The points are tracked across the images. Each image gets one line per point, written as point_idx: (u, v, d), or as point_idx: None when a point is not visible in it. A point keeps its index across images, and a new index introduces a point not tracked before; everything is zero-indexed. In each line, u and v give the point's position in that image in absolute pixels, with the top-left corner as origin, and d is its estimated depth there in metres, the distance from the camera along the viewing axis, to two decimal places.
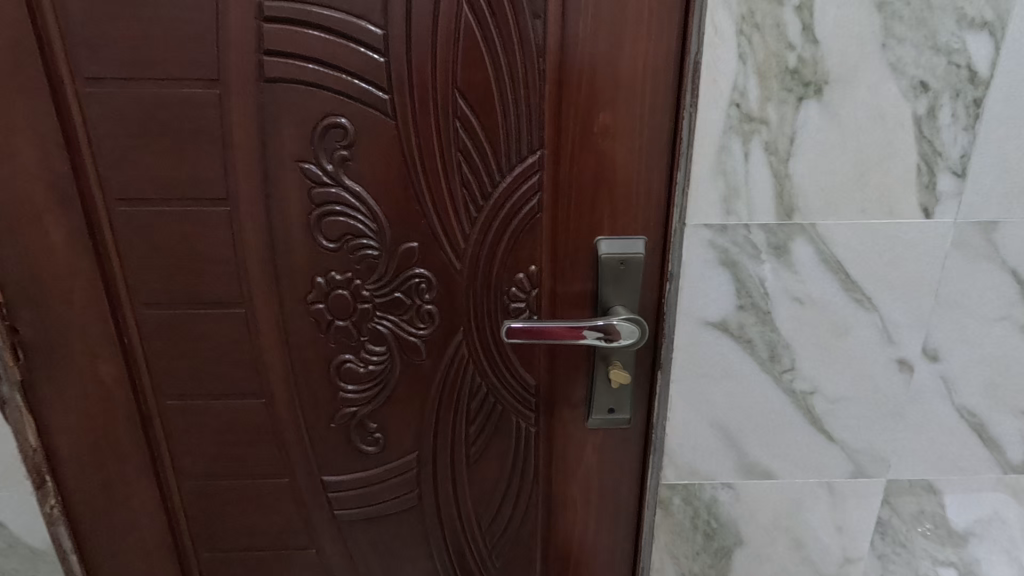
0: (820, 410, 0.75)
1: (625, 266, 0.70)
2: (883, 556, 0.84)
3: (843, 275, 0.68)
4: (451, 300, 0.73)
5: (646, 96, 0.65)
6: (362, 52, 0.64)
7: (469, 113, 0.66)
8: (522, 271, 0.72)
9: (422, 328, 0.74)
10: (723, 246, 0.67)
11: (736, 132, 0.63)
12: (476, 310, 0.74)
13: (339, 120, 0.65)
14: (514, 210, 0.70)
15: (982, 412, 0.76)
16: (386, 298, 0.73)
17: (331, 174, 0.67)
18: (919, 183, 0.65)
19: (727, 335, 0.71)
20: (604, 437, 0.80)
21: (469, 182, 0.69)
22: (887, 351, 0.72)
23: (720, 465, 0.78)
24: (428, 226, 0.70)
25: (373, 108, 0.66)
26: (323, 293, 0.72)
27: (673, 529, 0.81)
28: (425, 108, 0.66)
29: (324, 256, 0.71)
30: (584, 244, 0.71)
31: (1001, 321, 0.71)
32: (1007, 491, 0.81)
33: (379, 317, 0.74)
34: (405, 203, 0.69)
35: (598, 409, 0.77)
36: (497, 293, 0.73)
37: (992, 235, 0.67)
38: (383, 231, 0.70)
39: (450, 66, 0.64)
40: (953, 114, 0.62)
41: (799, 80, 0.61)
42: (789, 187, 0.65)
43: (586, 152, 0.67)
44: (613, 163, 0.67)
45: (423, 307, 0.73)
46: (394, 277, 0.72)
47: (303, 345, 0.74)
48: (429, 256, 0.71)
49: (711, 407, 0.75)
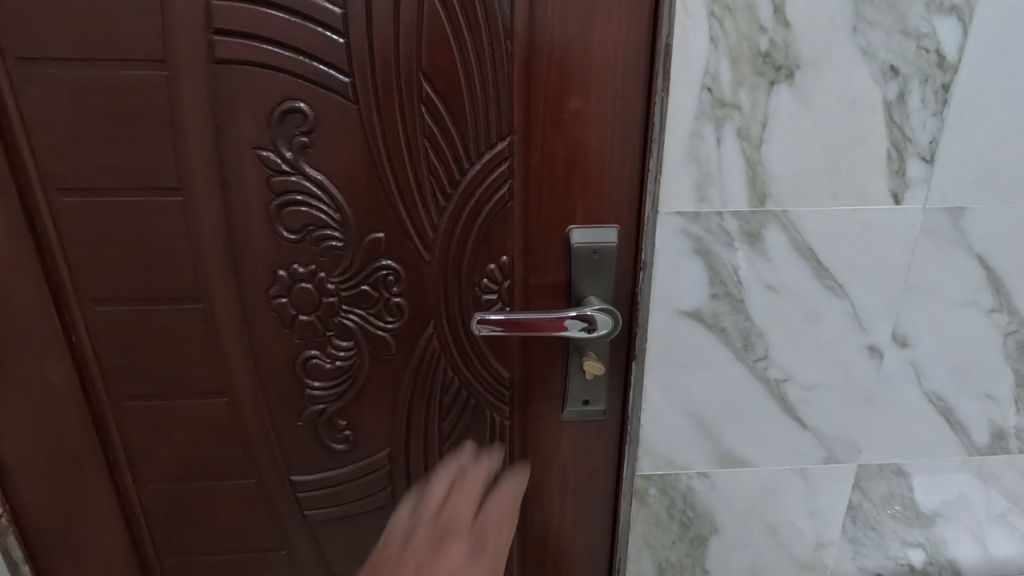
0: (793, 398, 0.75)
1: (598, 256, 0.69)
2: (854, 539, 0.85)
3: (814, 262, 0.68)
4: (421, 293, 0.71)
5: (618, 80, 0.63)
6: (320, 32, 0.60)
7: (435, 97, 0.63)
8: (494, 261, 0.70)
9: (391, 322, 0.71)
10: (697, 234, 0.66)
11: (709, 117, 0.61)
12: (446, 303, 0.72)
13: (297, 105, 0.62)
14: (484, 198, 0.67)
15: (949, 396, 0.77)
16: (352, 291, 0.69)
17: (291, 162, 0.64)
18: (889, 169, 0.65)
19: (701, 324, 0.70)
20: (580, 429, 0.79)
21: (437, 169, 0.66)
22: (858, 338, 0.72)
23: (695, 455, 0.77)
24: (394, 216, 0.67)
25: (333, 91, 0.62)
26: (285, 287, 0.69)
27: (649, 520, 0.81)
28: (389, 91, 0.62)
29: (286, 248, 0.67)
30: (556, 233, 0.69)
31: (968, 306, 0.72)
32: (972, 473, 0.83)
33: (345, 311, 0.70)
34: (369, 192, 0.66)
35: (573, 400, 0.76)
36: (467, 284, 0.71)
37: (959, 221, 0.67)
38: (348, 221, 0.67)
39: (415, 47, 0.61)
40: (922, 99, 0.62)
41: (771, 64, 0.60)
42: (762, 173, 0.64)
43: (557, 138, 0.65)
44: (585, 149, 0.65)
45: (391, 300, 0.70)
46: (361, 269, 0.69)
47: (267, 341, 0.71)
48: (396, 247, 0.68)
49: (686, 397, 0.74)
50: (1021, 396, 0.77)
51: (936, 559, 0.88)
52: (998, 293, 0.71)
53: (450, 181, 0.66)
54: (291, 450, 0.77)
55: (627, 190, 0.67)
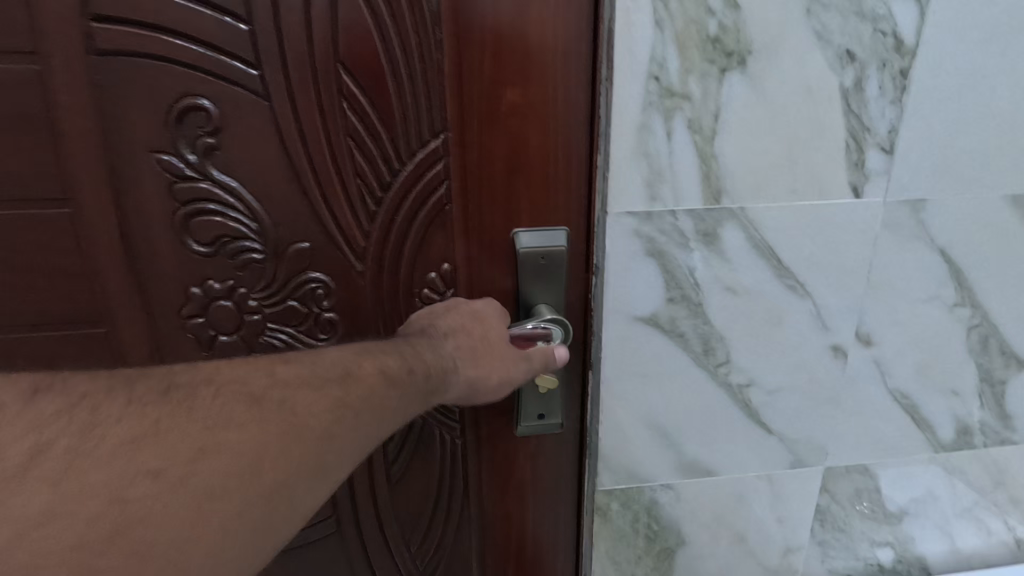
0: (757, 403, 0.71)
1: (546, 261, 0.63)
2: (823, 543, 0.83)
3: (774, 260, 0.64)
4: (355, 307, 0.64)
5: (559, 68, 0.57)
6: (219, 19, 0.53)
7: (357, 90, 0.56)
8: (434, 270, 0.64)
9: (324, 339, 0.65)
10: (649, 236, 0.61)
11: (657, 109, 0.57)
12: (384, 317, 0.65)
13: (199, 102, 0.55)
14: (419, 202, 0.61)
15: (914, 394, 0.74)
16: (277, 307, 0.63)
17: (196, 167, 0.57)
18: (848, 161, 0.61)
19: (658, 330, 0.66)
20: (536, 444, 0.74)
21: (364, 170, 0.59)
22: (821, 338, 0.69)
23: (658, 467, 0.73)
24: (320, 224, 0.61)
25: (240, 86, 0.55)
26: (200, 306, 0.62)
27: (613, 535, 0.77)
28: (303, 84, 0.55)
29: (198, 263, 0.60)
30: (501, 237, 0.63)
31: (931, 301, 0.69)
32: (939, 469, 0.81)
33: (271, 329, 0.64)
34: (289, 197, 0.59)
35: (527, 416, 0.70)
36: (406, 296, 0.65)
37: (920, 214, 0.64)
38: (267, 230, 0.60)
39: (330, 34, 0.54)
40: (880, 86, 0.58)
41: (721, 50, 0.55)
42: (716, 168, 0.59)
43: (496, 134, 0.59)
44: (527, 145, 0.59)
45: (322, 315, 0.64)
46: (285, 283, 0.62)
47: (184, 365, 0.64)
48: (324, 257, 0.62)
49: (646, 408, 0.70)
50: (984, 390, 0.76)
51: (904, 557, 0.86)
52: (960, 287, 0.69)
53: (380, 184, 0.60)
54: None
55: (577, 188, 0.62)
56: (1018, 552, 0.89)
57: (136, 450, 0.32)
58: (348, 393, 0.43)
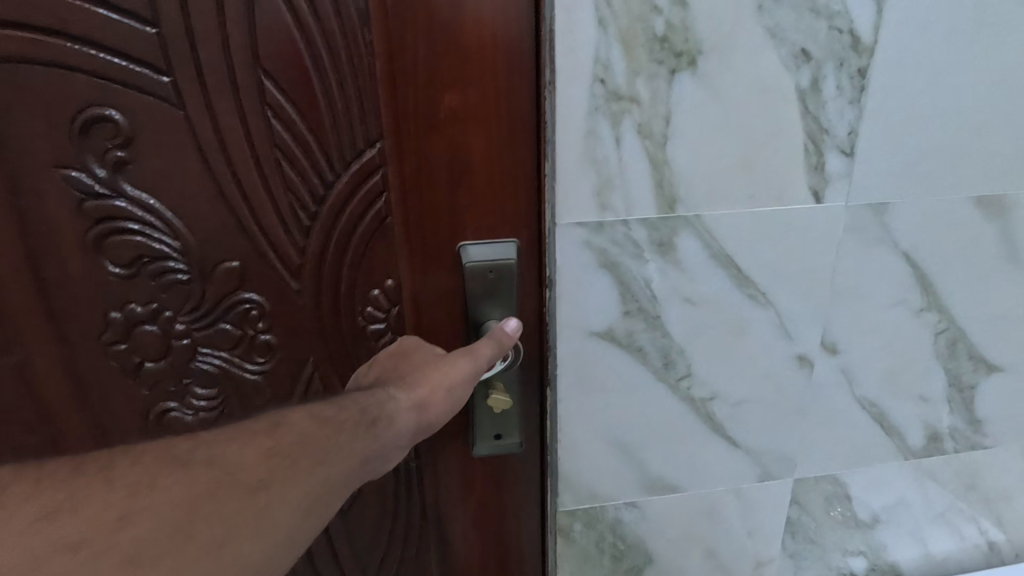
0: (721, 416, 0.69)
1: (495, 275, 0.59)
2: (795, 554, 0.80)
3: (733, 269, 0.61)
4: (293, 327, 0.60)
5: (503, 69, 0.52)
6: (120, 20, 0.48)
7: (281, 95, 0.52)
8: (377, 286, 0.60)
9: (261, 363, 0.60)
10: (601, 246, 0.58)
11: (604, 113, 0.53)
12: (326, 339, 0.61)
13: (106, 113, 0.50)
14: (357, 215, 0.57)
15: (882, 401, 0.72)
16: (208, 330, 0.58)
17: (107, 183, 0.52)
18: (808, 165, 0.58)
19: (615, 344, 0.63)
20: (496, 464, 0.70)
21: (294, 182, 0.55)
22: (785, 348, 0.66)
23: (621, 485, 0.70)
24: (249, 240, 0.56)
25: (150, 94, 0.50)
26: (123, 331, 0.57)
27: (577, 556, 0.74)
28: (220, 90, 0.51)
29: (115, 286, 0.56)
30: (448, 250, 0.59)
31: (897, 307, 0.67)
32: (910, 476, 0.79)
33: (202, 354, 0.59)
34: (214, 213, 0.55)
35: (482, 436, 0.66)
36: (349, 315, 0.60)
37: (883, 218, 0.62)
38: (190, 249, 0.55)
39: (245, 35, 0.49)
40: (838, 86, 0.55)
41: (669, 50, 0.52)
42: (668, 175, 0.56)
43: (437, 141, 0.54)
44: (472, 153, 0.55)
45: (258, 338, 0.59)
46: (215, 305, 0.57)
47: (110, 394, 0.60)
48: (256, 276, 0.57)
49: (606, 424, 0.67)
50: (953, 395, 0.74)
51: (877, 565, 0.85)
52: (926, 292, 0.67)
53: (314, 196, 0.55)
54: None
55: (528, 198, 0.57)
56: (992, 555, 0.88)
57: (57, 517, 0.29)
58: (280, 440, 0.39)
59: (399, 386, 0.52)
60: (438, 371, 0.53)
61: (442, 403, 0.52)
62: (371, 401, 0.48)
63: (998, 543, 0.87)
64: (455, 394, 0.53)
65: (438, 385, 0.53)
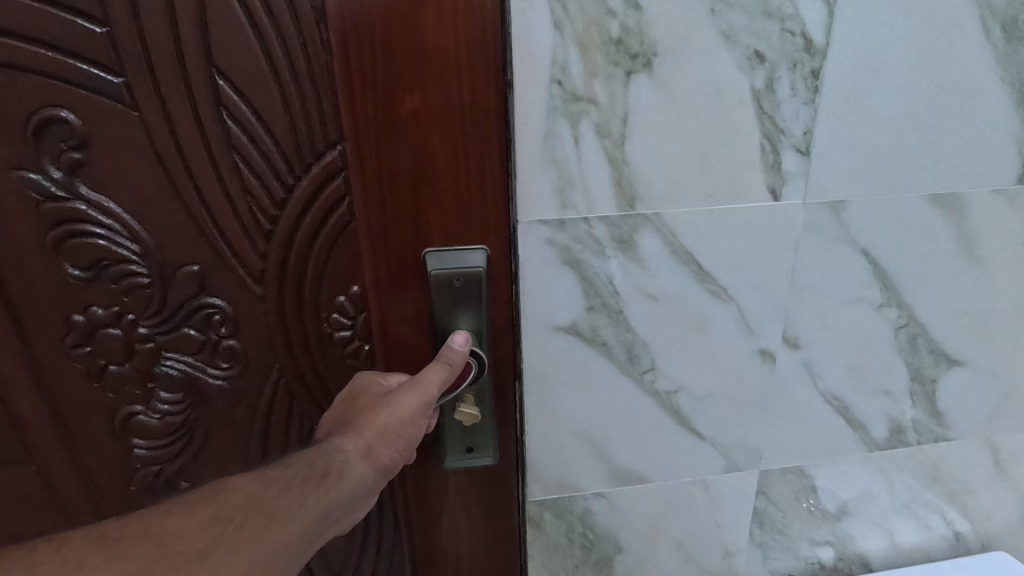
0: (685, 408, 0.70)
1: (458, 283, 0.58)
2: (762, 545, 0.82)
3: (694, 265, 0.63)
4: (256, 331, 0.61)
5: (460, 73, 0.51)
6: (74, 21, 0.50)
7: (241, 102, 0.53)
8: (342, 292, 0.61)
9: (225, 367, 0.62)
10: (563, 244, 0.60)
11: (563, 114, 0.55)
12: (289, 342, 0.62)
13: (59, 113, 0.52)
14: (316, 222, 0.58)
15: (846, 394, 0.74)
16: (169, 333, 0.60)
17: (64, 185, 0.54)
18: (765, 164, 0.60)
19: (580, 339, 0.64)
20: (469, 474, 0.69)
21: (255, 189, 0.56)
22: (748, 343, 0.68)
23: (589, 476, 0.72)
24: (212, 245, 0.58)
25: (107, 98, 0.52)
26: (85, 333, 0.59)
27: (548, 546, 0.76)
28: (178, 96, 0.52)
29: (78, 288, 0.58)
30: (411, 257, 0.58)
31: (857, 303, 0.68)
32: (875, 468, 0.81)
33: (165, 357, 0.61)
34: (174, 220, 0.56)
35: (454, 450, 0.65)
36: (311, 319, 0.62)
37: (840, 216, 0.63)
38: (151, 253, 0.57)
39: (200, 41, 0.51)
40: (792, 86, 0.57)
41: (625, 52, 0.53)
42: (628, 174, 0.58)
43: (394, 144, 0.54)
44: (430, 157, 0.54)
45: (220, 342, 0.61)
46: (178, 310, 0.59)
47: (76, 395, 0.62)
48: (218, 281, 0.59)
49: (573, 417, 0.68)
50: (916, 389, 0.75)
51: (845, 554, 0.87)
52: (885, 288, 0.68)
53: (275, 202, 0.57)
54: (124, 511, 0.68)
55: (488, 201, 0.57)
56: (959, 545, 0.90)
57: None
58: (221, 507, 0.40)
59: (350, 433, 0.52)
60: (389, 409, 0.53)
61: (396, 442, 0.52)
62: (318, 457, 0.48)
63: (965, 533, 0.89)
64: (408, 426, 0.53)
65: (388, 426, 0.52)
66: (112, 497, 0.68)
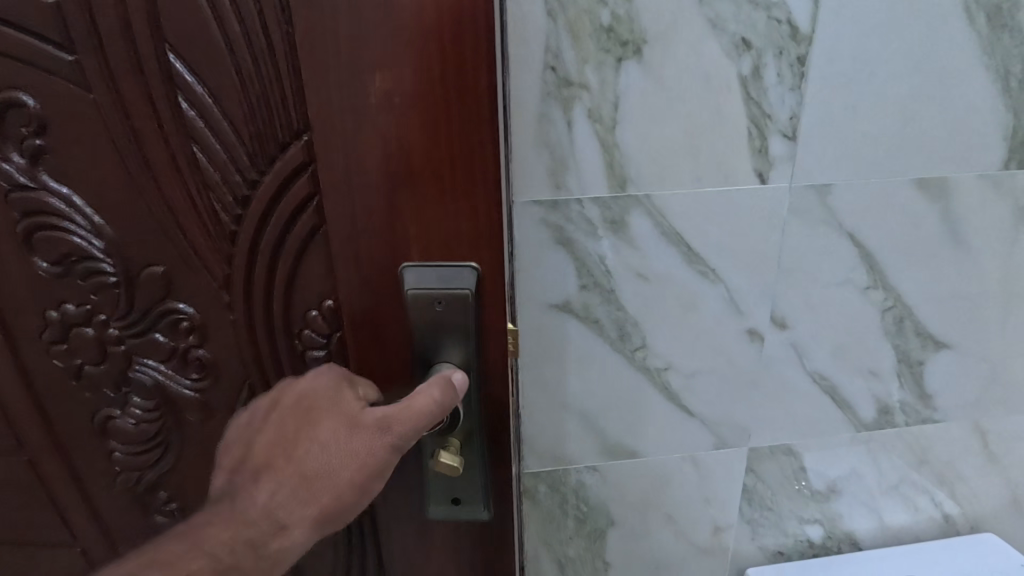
0: (676, 385, 0.73)
1: (441, 306, 0.41)
2: (752, 521, 0.85)
3: (683, 246, 0.65)
4: (227, 347, 0.47)
5: (460, 61, 0.35)
6: None
7: (190, 75, 0.38)
8: (313, 307, 0.44)
9: (198, 379, 0.48)
10: (557, 224, 0.62)
11: (556, 99, 0.57)
12: (266, 359, 0.47)
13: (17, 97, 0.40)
14: (282, 225, 0.42)
15: (833, 375, 0.76)
16: (141, 338, 0.47)
17: (28, 173, 0.42)
18: (752, 148, 0.62)
19: (572, 316, 0.67)
20: (456, 535, 0.49)
21: (212, 180, 0.41)
22: (736, 323, 0.70)
23: (582, 450, 0.75)
24: (168, 239, 0.43)
25: (57, 75, 0.39)
26: (60, 331, 0.47)
27: (543, 517, 0.79)
28: (121, 61, 0.38)
29: (49, 283, 0.46)
30: (384, 275, 0.41)
31: (843, 285, 0.71)
32: (862, 448, 0.83)
33: (138, 364, 0.48)
34: (128, 204, 0.42)
35: (435, 497, 0.47)
36: (282, 339, 0.46)
37: (826, 199, 0.66)
38: (113, 244, 0.44)
39: None
40: (778, 73, 0.59)
41: (616, 40, 0.56)
42: (619, 157, 0.60)
43: (370, 159, 0.37)
44: (417, 174, 0.38)
45: (192, 353, 0.47)
46: (145, 313, 0.46)
47: (53, 395, 0.50)
48: (186, 282, 0.45)
49: (566, 392, 0.72)
50: (903, 371, 0.77)
51: (834, 533, 0.89)
52: (872, 270, 0.70)
53: (234, 196, 0.42)
54: (109, 513, 0.56)
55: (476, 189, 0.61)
56: (948, 527, 0.92)
57: None
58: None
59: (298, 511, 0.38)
60: (341, 452, 0.39)
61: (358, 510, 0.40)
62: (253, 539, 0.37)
63: (954, 515, 0.91)
64: (367, 486, 0.39)
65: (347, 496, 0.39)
66: (99, 493, 0.55)
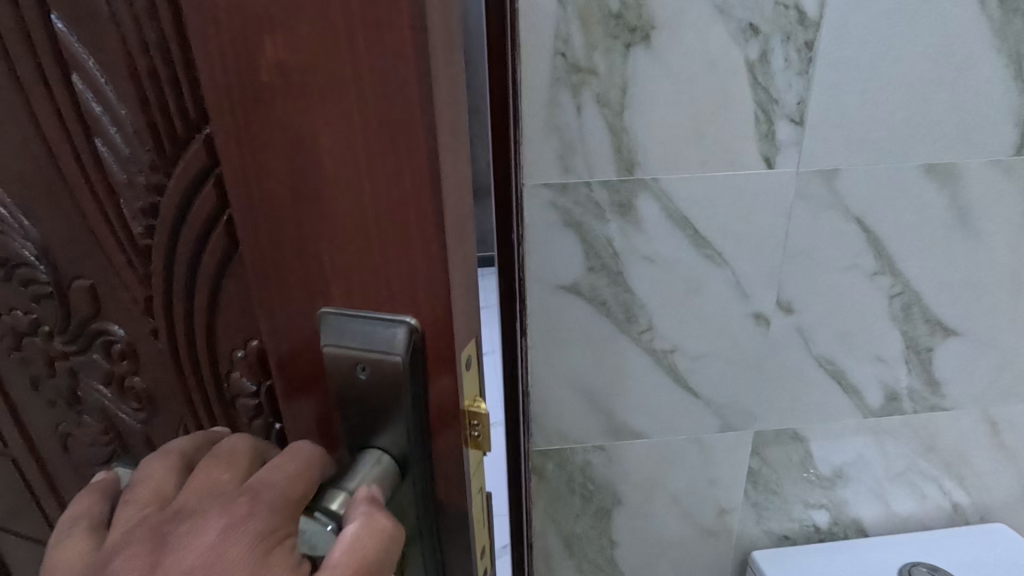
0: (682, 368, 0.75)
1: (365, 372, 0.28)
2: (757, 504, 0.86)
3: (690, 230, 0.67)
4: (163, 380, 0.39)
5: (378, 27, 0.21)
6: None
7: (86, 57, 0.29)
8: (240, 345, 0.34)
9: (139, 409, 0.42)
10: (566, 206, 0.64)
11: (565, 84, 0.59)
12: (199, 396, 0.38)
13: None
14: (196, 248, 0.32)
15: (839, 360, 0.77)
16: (83, 356, 0.41)
17: None
18: (758, 133, 0.63)
19: (580, 297, 0.69)
20: None
21: (120, 184, 0.32)
22: (741, 306, 0.72)
23: (589, 429, 0.77)
24: (89, 246, 0.35)
25: None
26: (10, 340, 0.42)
27: (550, 494, 0.82)
28: (8, 31, 0.30)
29: None
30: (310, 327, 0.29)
31: (850, 270, 0.71)
32: (869, 434, 0.83)
33: (85, 384, 0.42)
34: (42, 209, 0.35)
35: None
36: (213, 383, 0.37)
37: (833, 183, 0.66)
38: (38, 253, 0.37)
39: None
40: (785, 58, 0.60)
41: (624, 26, 0.57)
42: (626, 141, 0.62)
43: (263, 186, 0.25)
44: (326, 207, 0.25)
45: (130, 379, 0.40)
46: (81, 331, 0.39)
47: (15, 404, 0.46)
48: (112, 304, 0.37)
49: (573, 372, 0.74)
50: (911, 357, 0.78)
51: (840, 518, 0.90)
52: (880, 256, 0.71)
53: (142, 203, 0.33)
54: None
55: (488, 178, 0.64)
56: (957, 516, 0.92)
57: None
58: None
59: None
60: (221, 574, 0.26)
61: None
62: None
63: (963, 505, 0.91)
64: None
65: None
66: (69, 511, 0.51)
